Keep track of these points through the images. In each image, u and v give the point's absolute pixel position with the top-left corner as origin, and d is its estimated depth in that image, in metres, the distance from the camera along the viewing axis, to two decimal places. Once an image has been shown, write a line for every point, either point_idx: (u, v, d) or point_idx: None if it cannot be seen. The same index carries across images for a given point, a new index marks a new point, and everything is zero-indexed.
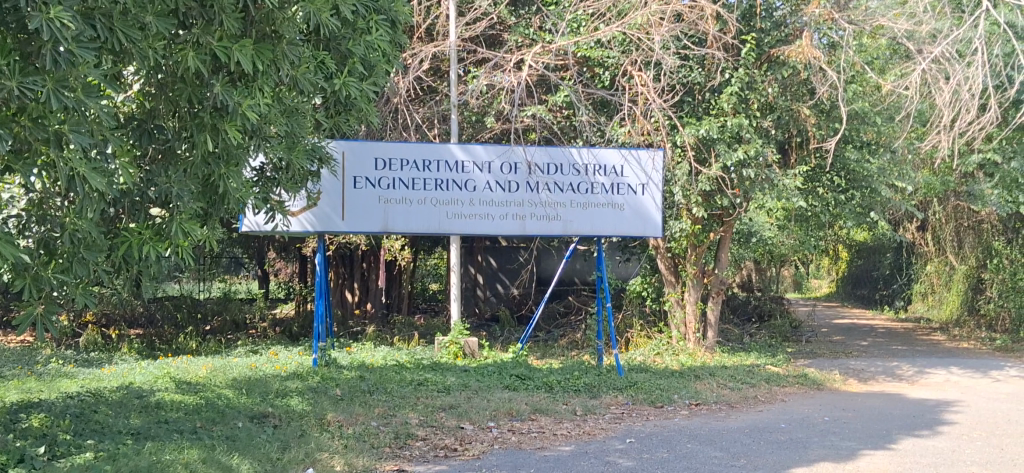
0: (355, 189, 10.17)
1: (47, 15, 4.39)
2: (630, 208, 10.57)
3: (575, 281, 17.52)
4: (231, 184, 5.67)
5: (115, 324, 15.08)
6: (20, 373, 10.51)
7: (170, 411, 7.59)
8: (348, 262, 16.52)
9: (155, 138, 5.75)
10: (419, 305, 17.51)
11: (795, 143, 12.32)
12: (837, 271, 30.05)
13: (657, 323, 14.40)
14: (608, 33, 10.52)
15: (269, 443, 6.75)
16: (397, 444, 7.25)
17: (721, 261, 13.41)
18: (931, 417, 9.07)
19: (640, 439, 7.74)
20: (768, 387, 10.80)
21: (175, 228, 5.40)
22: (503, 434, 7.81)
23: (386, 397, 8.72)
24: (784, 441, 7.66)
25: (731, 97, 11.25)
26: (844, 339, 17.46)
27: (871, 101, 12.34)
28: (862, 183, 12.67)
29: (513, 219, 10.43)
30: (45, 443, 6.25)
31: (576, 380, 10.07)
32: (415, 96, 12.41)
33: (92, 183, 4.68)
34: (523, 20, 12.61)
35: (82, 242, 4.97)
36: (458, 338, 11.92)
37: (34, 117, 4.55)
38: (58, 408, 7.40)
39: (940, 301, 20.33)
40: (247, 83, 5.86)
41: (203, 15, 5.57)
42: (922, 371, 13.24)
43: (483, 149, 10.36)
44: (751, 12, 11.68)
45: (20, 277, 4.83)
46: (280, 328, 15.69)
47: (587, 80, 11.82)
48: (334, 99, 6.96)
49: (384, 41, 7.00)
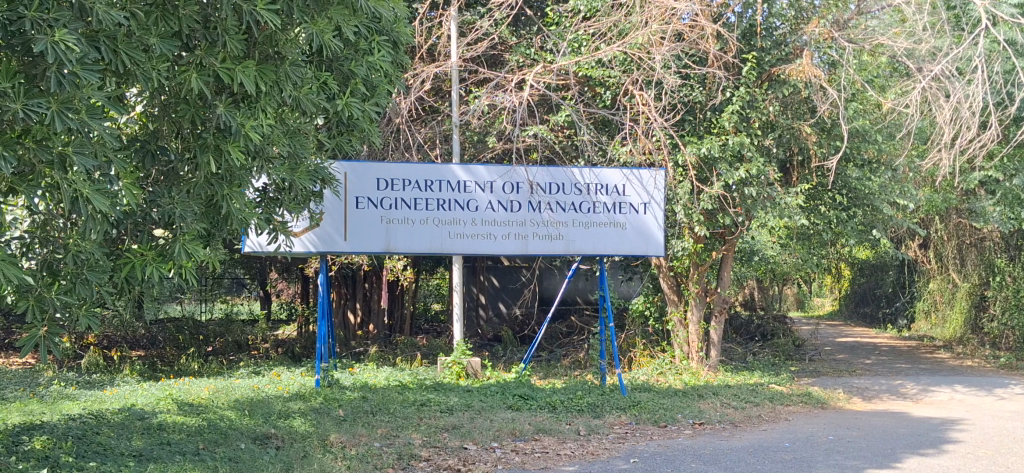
0: (358, 210, 10.19)
1: (52, 38, 4.45)
2: (632, 227, 10.56)
3: (577, 300, 17.56)
4: (234, 205, 5.75)
5: (117, 346, 15.07)
6: (23, 394, 10.51)
7: (172, 433, 7.59)
8: (350, 282, 16.43)
9: (158, 160, 5.73)
10: (422, 326, 17.45)
11: (796, 161, 12.35)
12: (838, 289, 29.99)
13: (659, 343, 14.33)
14: (609, 54, 10.55)
15: (272, 464, 6.72)
16: (399, 464, 7.23)
17: (723, 279, 13.44)
18: (936, 436, 9.03)
19: (644, 458, 7.73)
20: (772, 406, 10.76)
21: (179, 250, 5.43)
22: (506, 454, 7.78)
23: (388, 417, 8.69)
24: (789, 460, 7.62)
25: (732, 116, 11.28)
26: (848, 357, 17.42)
27: (871, 119, 12.44)
28: (864, 202, 12.69)
29: (515, 239, 10.42)
30: (47, 465, 6.22)
31: (578, 400, 10.01)
32: (418, 117, 12.45)
33: (95, 204, 4.66)
34: (524, 40, 12.69)
35: (86, 263, 5.00)
36: (461, 358, 11.88)
37: (38, 139, 4.56)
38: (60, 430, 7.39)
39: (943, 319, 20.29)
40: (251, 104, 5.89)
41: (206, 37, 5.62)
42: (927, 389, 13.19)
43: (485, 169, 10.38)
44: (751, 31, 11.73)
45: (23, 299, 4.84)
46: (283, 349, 15.64)
47: (588, 99, 11.88)
48: (337, 119, 6.99)
49: (386, 62, 7.06)
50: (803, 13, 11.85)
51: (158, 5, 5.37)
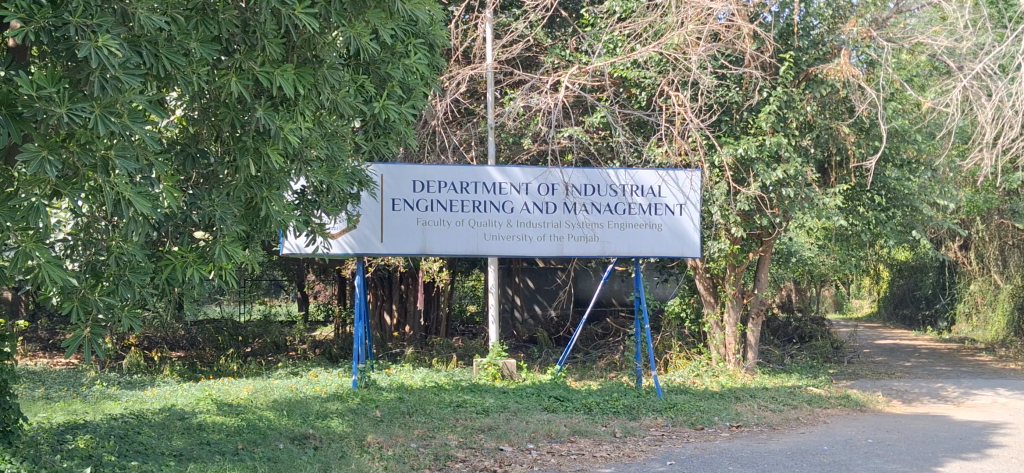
0: (394, 212, 10.23)
1: (96, 43, 4.53)
2: (668, 228, 10.53)
3: (613, 302, 17.52)
4: (273, 207, 5.70)
5: (158, 346, 15.28)
6: (66, 394, 10.71)
7: (213, 433, 7.67)
8: (387, 284, 16.53)
9: (198, 163, 5.88)
10: (458, 328, 17.50)
11: (834, 162, 12.26)
12: (877, 291, 29.64)
13: (696, 345, 14.27)
14: (645, 54, 10.47)
15: (310, 464, 6.78)
16: (436, 465, 7.26)
17: (760, 281, 13.38)
18: (979, 440, 8.90)
19: (681, 460, 7.70)
20: (811, 409, 10.66)
21: (219, 251, 5.49)
22: (542, 456, 7.79)
23: (424, 418, 8.73)
24: (828, 464, 7.55)
25: (769, 116, 11.25)
26: (887, 360, 17.21)
27: (911, 119, 12.33)
28: (903, 202, 12.60)
29: (551, 240, 10.41)
30: (90, 464, 6.30)
31: (614, 402, 10.00)
32: (454, 119, 12.55)
33: (137, 206, 4.73)
34: (560, 42, 12.72)
35: (128, 265, 5.05)
36: (497, 360, 11.88)
37: (82, 143, 4.63)
38: (103, 429, 7.51)
39: (984, 321, 20.00)
40: (289, 107, 5.95)
41: (245, 41, 5.70)
42: (968, 392, 13.01)
43: (521, 171, 10.38)
44: (789, 31, 11.66)
45: (68, 300, 4.88)
46: (321, 350, 15.77)
47: (624, 100, 11.93)
48: (373, 122, 7.03)
49: (423, 65, 7.08)
50: (840, 13, 11.82)
51: (199, 9, 5.46)
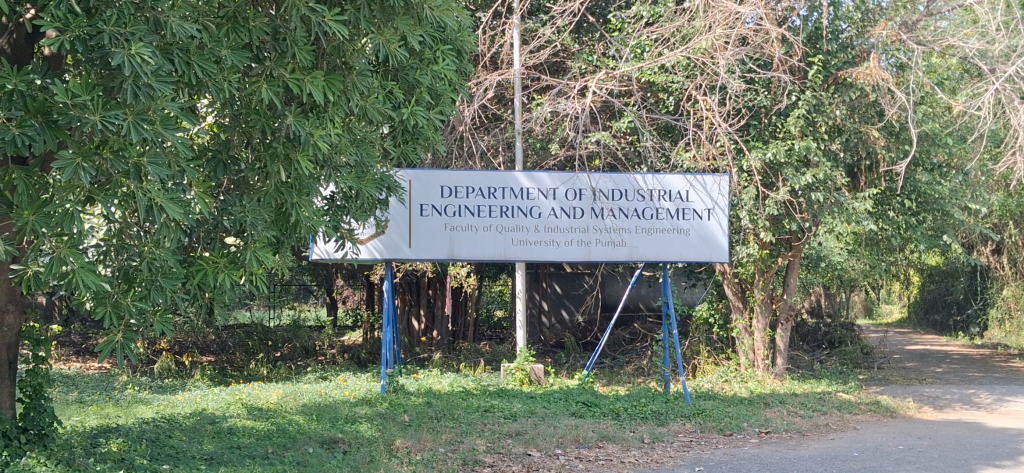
0: (422, 217, 10.27)
1: (129, 51, 4.58)
2: (696, 233, 10.51)
3: (640, 307, 17.47)
4: (303, 213, 5.81)
5: (188, 351, 15.41)
6: (99, 398, 10.83)
7: (243, 437, 7.73)
8: (415, 288, 16.59)
9: (229, 169, 5.94)
10: (486, 333, 17.52)
11: (864, 166, 12.15)
12: (907, 296, 29.37)
13: (725, 350, 14.20)
14: (673, 58, 10.43)
15: (339, 468, 6.82)
16: (464, 469, 7.28)
17: (789, 286, 13.28)
18: (1012, 447, 8.79)
19: (709, 467, 7.66)
20: (840, 415, 10.58)
21: (250, 256, 5.55)
22: (570, 461, 7.79)
23: (452, 423, 8.76)
24: (858, 470, 7.49)
25: (797, 120, 11.21)
26: (918, 365, 17.05)
27: (941, 122, 12.23)
28: (934, 206, 12.49)
29: (578, 245, 10.41)
30: (123, 467, 6.36)
31: (642, 407, 9.97)
32: (481, 124, 12.60)
33: (169, 212, 4.80)
34: (587, 47, 12.73)
35: (160, 270, 5.12)
36: (525, 365, 11.86)
37: (115, 149, 4.67)
38: (135, 433, 7.59)
39: (1018, 327, 19.74)
40: (319, 114, 6.00)
41: (276, 48, 5.75)
42: (1001, 398, 12.86)
43: (548, 176, 10.38)
44: (817, 34, 11.54)
45: (101, 305, 4.95)
46: (349, 355, 15.84)
47: (651, 105, 11.92)
48: (402, 128, 7.06)
49: (451, 71, 7.12)
50: (869, 16, 11.71)
51: (230, 17, 5.56)
